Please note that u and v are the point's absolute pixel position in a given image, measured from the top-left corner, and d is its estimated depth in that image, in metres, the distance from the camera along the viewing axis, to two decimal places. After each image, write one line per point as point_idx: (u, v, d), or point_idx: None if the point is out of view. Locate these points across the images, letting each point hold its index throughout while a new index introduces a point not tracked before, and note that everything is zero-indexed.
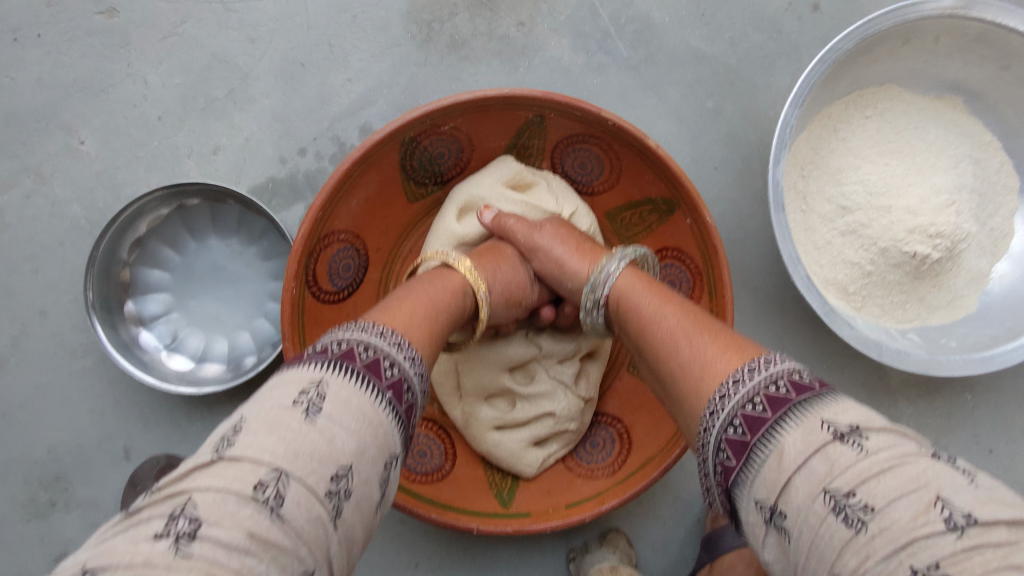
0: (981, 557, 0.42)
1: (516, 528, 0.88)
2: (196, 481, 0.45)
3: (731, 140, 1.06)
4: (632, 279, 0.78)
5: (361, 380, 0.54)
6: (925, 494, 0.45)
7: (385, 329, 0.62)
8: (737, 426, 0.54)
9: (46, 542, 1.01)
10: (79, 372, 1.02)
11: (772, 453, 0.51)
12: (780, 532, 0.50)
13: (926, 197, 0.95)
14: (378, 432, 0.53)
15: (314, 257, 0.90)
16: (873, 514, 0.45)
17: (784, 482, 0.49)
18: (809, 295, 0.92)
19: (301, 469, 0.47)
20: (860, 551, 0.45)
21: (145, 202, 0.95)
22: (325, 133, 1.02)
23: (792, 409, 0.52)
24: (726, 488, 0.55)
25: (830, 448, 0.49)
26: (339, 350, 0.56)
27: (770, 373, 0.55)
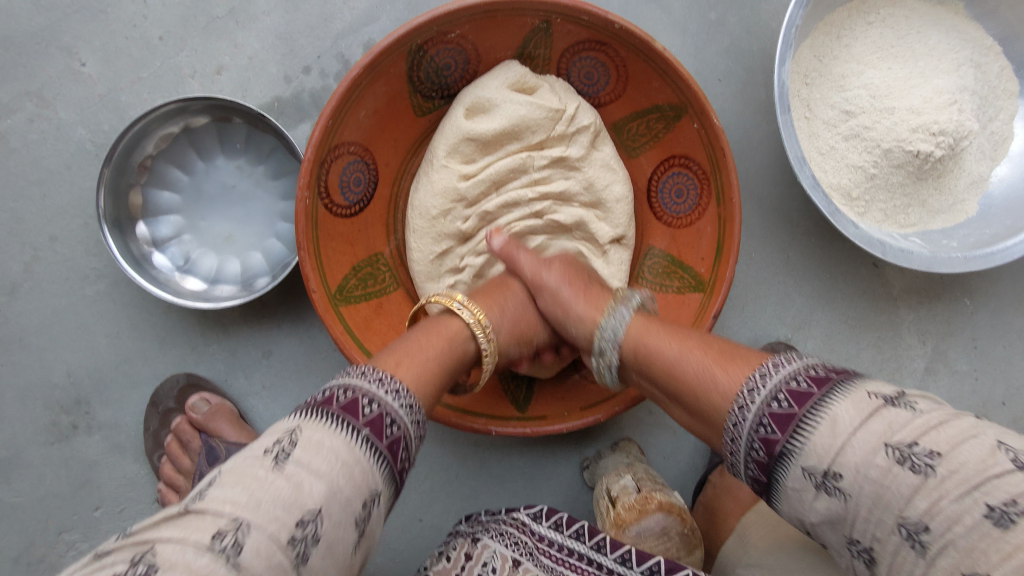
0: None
1: (531, 429, 0.91)
2: (160, 530, 0.48)
3: (734, 51, 1.06)
4: (645, 327, 0.78)
5: (338, 423, 0.57)
6: (984, 439, 0.49)
7: (385, 374, 0.64)
8: (781, 400, 0.57)
9: (71, 462, 1.03)
10: (92, 296, 1.03)
11: (823, 421, 0.54)
12: (832, 494, 0.53)
13: (929, 97, 0.96)
14: (351, 471, 0.55)
15: (326, 167, 0.90)
16: (941, 458, 0.49)
17: (839, 446, 0.52)
18: (814, 195, 0.93)
19: (262, 517, 0.49)
20: (932, 493, 0.48)
21: (151, 120, 0.94)
22: (329, 51, 1.02)
23: (837, 385, 0.55)
24: (764, 464, 0.58)
25: (883, 412, 0.53)
26: (319, 398, 0.59)
27: (787, 370, 0.59)
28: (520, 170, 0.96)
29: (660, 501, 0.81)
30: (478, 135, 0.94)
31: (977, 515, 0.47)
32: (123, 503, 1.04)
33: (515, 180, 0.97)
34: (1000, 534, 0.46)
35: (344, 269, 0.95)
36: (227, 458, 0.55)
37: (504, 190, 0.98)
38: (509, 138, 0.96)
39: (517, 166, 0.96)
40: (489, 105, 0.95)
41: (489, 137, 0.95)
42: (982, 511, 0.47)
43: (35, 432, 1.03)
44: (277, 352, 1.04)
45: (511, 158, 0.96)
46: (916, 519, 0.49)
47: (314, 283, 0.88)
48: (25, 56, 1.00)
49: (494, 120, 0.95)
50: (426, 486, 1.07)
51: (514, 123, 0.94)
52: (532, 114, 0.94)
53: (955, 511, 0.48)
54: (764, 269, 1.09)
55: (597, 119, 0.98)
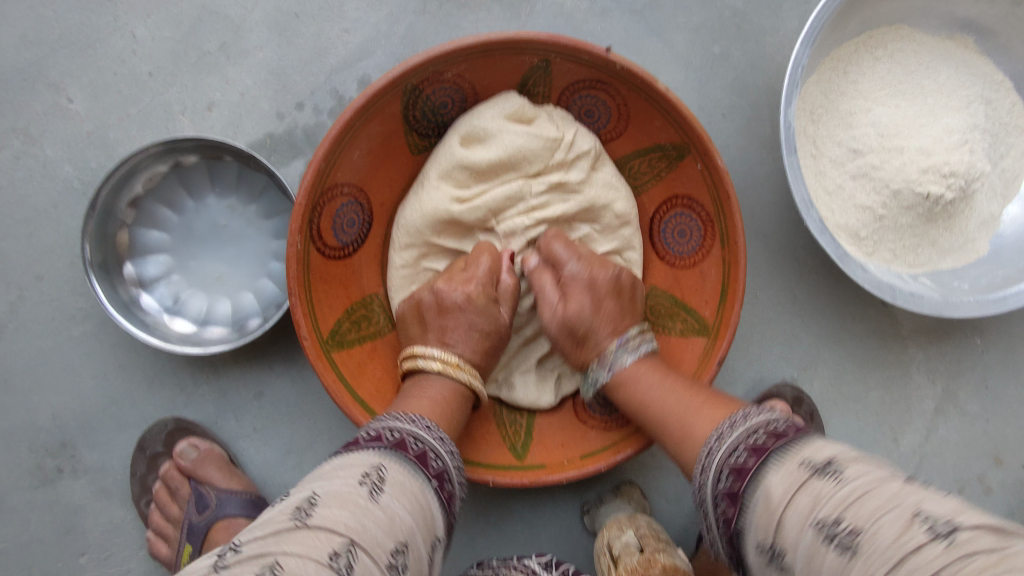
0: (977, 561, 0.43)
1: (531, 479, 0.87)
2: (279, 545, 0.48)
3: (738, 85, 1.04)
4: (638, 370, 0.84)
5: (410, 466, 0.61)
6: (904, 510, 0.48)
7: (417, 416, 0.70)
8: (725, 477, 0.59)
9: (57, 508, 1.00)
10: (79, 337, 1.00)
11: (760, 496, 0.55)
12: (782, 572, 0.53)
13: (938, 136, 0.94)
14: (425, 516, 0.58)
15: (318, 211, 0.88)
16: (862, 535, 0.48)
17: (776, 521, 0.53)
18: (821, 239, 0.91)
19: (367, 542, 0.50)
20: (858, 574, 0.47)
21: (139, 159, 0.91)
22: (323, 86, 0.99)
23: (772, 455, 0.57)
24: (729, 535, 0.59)
25: (810, 483, 0.53)
26: (392, 439, 0.63)
27: (749, 425, 0.62)
28: (516, 200, 0.94)
29: (664, 564, 0.76)
30: (473, 164, 0.92)
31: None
32: (109, 550, 1.01)
33: (512, 209, 0.95)
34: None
35: (337, 313, 0.92)
36: (313, 484, 0.56)
37: (501, 218, 0.96)
38: (504, 168, 0.94)
39: (513, 196, 0.94)
40: (484, 135, 0.92)
41: (484, 167, 0.92)
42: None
43: (20, 476, 1.00)
44: (269, 395, 1.01)
45: (507, 187, 0.94)
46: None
47: (306, 330, 0.85)
48: (12, 92, 0.98)
49: (490, 150, 0.92)
50: None
51: (510, 153, 0.92)
52: (529, 144, 0.92)
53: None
54: (770, 309, 1.06)
55: (596, 143, 0.96)
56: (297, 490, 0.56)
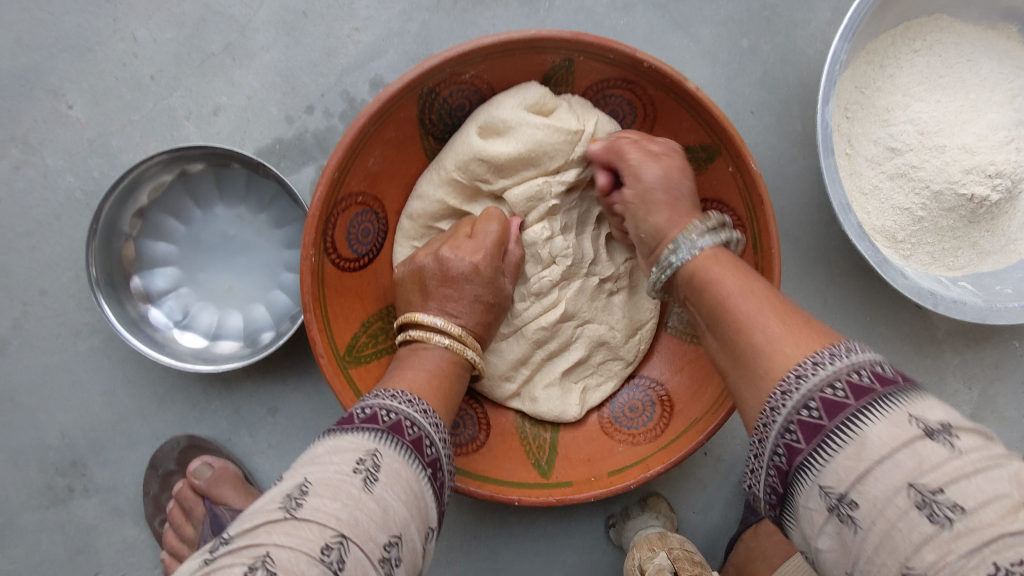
0: (979, 545, 0.39)
1: (558, 498, 0.84)
2: (270, 535, 0.44)
3: (768, 81, 0.99)
4: (699, 298, 0.70)
5: (407, 452, 0.55)
6: (1020, 500, 0.40)
7: (412, 396, 0.63)
8: (812, 408, 0.48)
9: (68, 528, 0.97)
10: (86, 353, 0.97)
11: (851, 443, 0.45)
12: (845, 522, 0.45)
13: (982, 134, 0.89)
14: (420, 503, 0.53)
15: (332, 222, 0.84)
16: (964, 513, 0.40)
17: (862, 471, 0.44)
18: (860, 244, 0.86)
19: (360, 535, 0.46)
20: (941, 546, 0.40)
21: (144, 169, 0.87)
22: (334, 88, 0.95)
23: (878, 400, 0.46)
24: (785, 471, 0.50)
25: (919, 444, 0.43)
26: (388, 422, 0.57)
27: (852, 361, 0.49)
28: (538, 200, 0.86)
29: None
30: (490, 158, 0.85)
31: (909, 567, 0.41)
32: (123, 569, 0.98)
33: (534, 212, 0.87)
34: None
35: (354, 328, 0.88)
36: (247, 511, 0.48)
37: (525, 223, 0.88)
38: (524, 164, 0.86)
39: (533, 196, 0.86)
40: (502, 129, 0.85)
41: (503, 161, 0.85)
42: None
43: (29, 496, 0.98)
44: (284, 409, 0.97)
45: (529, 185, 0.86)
46: (923, 570, 0.40)
47: (322, 348, 0.81)
48: (9, 99, 0.94)
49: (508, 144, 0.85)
50: (443, 547, 1.01)
51: (531, 149, 0.84)
52: (549, 139, 0.84)
53: (961, 570, 0.39)
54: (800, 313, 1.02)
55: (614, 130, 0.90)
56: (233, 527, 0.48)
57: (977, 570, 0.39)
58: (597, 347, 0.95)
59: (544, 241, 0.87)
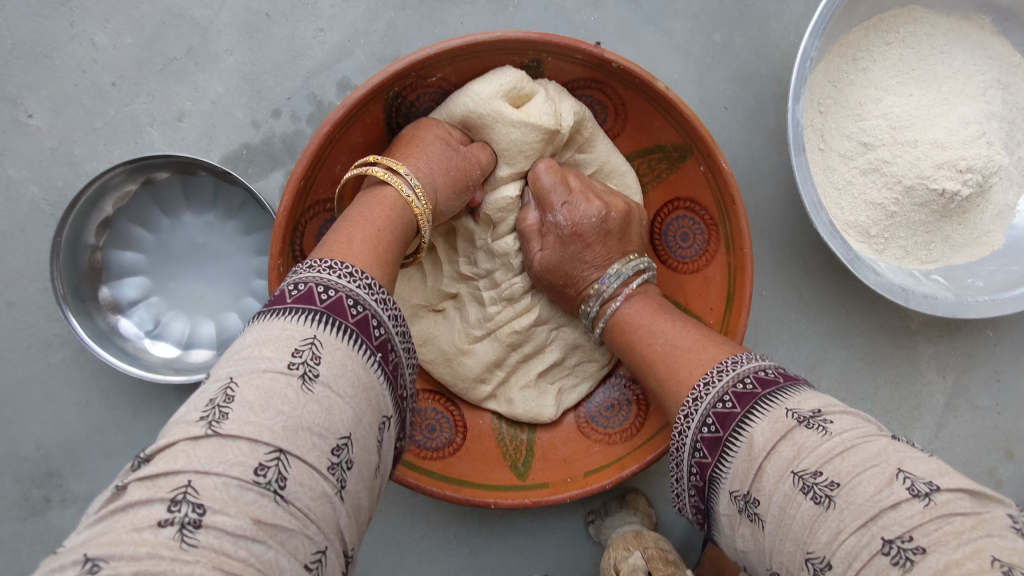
0: (950, 526, 0.42)
1: (534, 500, 0.84)
2: (191, 456, 0.40)
3: (741, 76, 0.98)
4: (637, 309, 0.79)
5: (352, 340, 0.50)
6: (886, 468, 0.45)
7: (353, 267, 0.56)
8: (709, 424, 0.55)
9: (47, 539, 0.97)
10: (58, 365, 0.96)
11: (743, 445, 0.52)
12: (754, 520, 0.50)
13: (954, 128, 0.89)
14: (369, 395, 0.50)
15: (300, 230, 0.83)
16: (840, 489, 0.45)
17: (755, 470, 0.50)
18: (832, 242, 0.86)
19: (301, 447, 0.43)
20: (831, 526, 0.45)
21: (107, 179, 0.85)
22: (300, 91, 0.93)
23: (759, 402, 0.53)
24: (702, 488, 0.56)
25: (795, 433, 0.49)
26: (326, 301, 0.51)
27: (737, 372, 0.56)
28: (507, 212, 0.87)
29: None
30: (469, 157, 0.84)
31: (874, 550, 0.43)
32: None
33: (505, 222, 0.88)
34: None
35: None
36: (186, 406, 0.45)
37: (497, 234, 0.89)
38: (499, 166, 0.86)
39: (504, 208, 0.87)
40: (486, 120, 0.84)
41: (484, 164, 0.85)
42: (879, 546, 0.43)
43: (7, 508, 0.97)
44: None
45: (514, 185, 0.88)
46: (820, 552, 0.45)
47: None
48: None
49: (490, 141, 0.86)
50: (424, 548, 1.02)
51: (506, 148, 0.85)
52: (525, 137, 0.84)
53: (854, 546, 0.44)
54: (775, 308, 1.02)
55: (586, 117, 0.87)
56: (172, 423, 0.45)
57: (947, 543, 0.41)
58: (573, 350, 0.95)
59: (516, 251, 0.88)
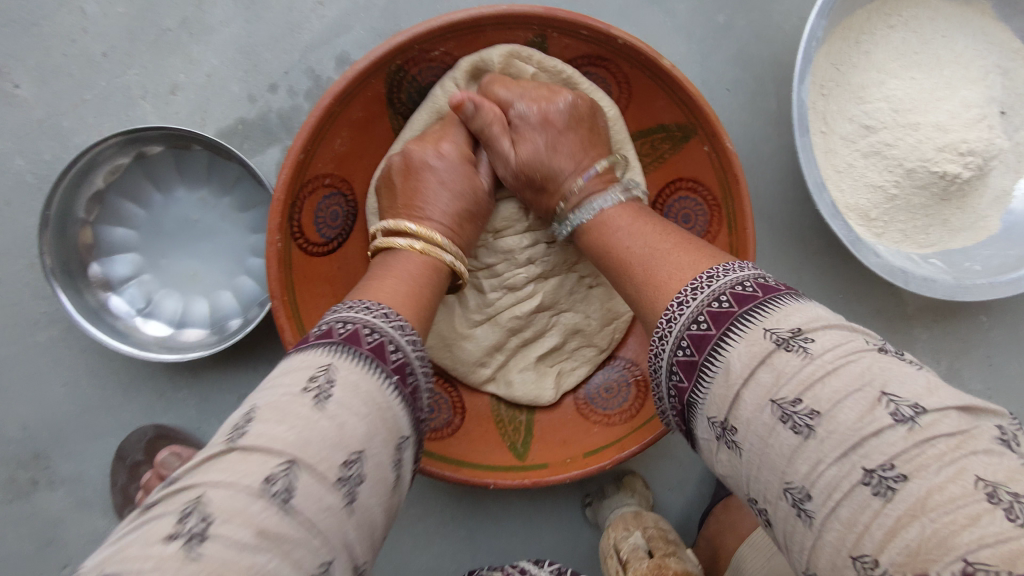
0: (933, 450, 0.41)
1: (533, 480, 0.83)
2: (209, 475, 0.44)
3: (744, 57, 0.97)
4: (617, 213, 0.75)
5: (367, 364, 0.53)
6: (869, 392, 0.44)
7: (387, 310, 0.62)
8: (685, 348, 0.54)
9: (33, 522, 0.95)
10: (45, 343, 0.93)
11: (720, 370, 0.51)
12: (731, 447, 0.50)
13: (956, 111, 0.89)
14: (384, 415, 0.52)
15: (299, 206, 0.81)
16: (820, 418, 0.45)
17: (732, 397, 0.49)
18: (833, 223, 0.86)
19: (310, 457, 0.45)
20: (810, 456, 0.45)
21: (98, 151, 0.83)
22: (298, 65, 0.91)
23: (735, 323, 0.51)
24: (681, 410, 0.56)
25: (776, 357, 0.48)
26: (343, 333, 0.56)
27: (737, 276, 0.55)
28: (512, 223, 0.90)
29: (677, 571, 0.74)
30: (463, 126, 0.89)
31: (855, 480, 0.43)
32: None
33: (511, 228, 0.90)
34: (881, 506, 0.41)
35: (324, 312, 0.86)
36: (254, 395, 0.50)
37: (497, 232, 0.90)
38: None
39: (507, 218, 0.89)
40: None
41: None
42: (860, 477, 0.42)
43: None
44: None
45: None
46: (800, 484, 0.45)
47: (291, 335, 0.78)
48: None
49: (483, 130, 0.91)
50: (421, 531, 1.01)
51: None
52: None
53: (834, 477, 0.43)
54: None
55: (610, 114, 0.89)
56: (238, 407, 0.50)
57: (928, 467, 0.41)
58: (573, 335, 0.96)
59: (519, 249, 0.90)
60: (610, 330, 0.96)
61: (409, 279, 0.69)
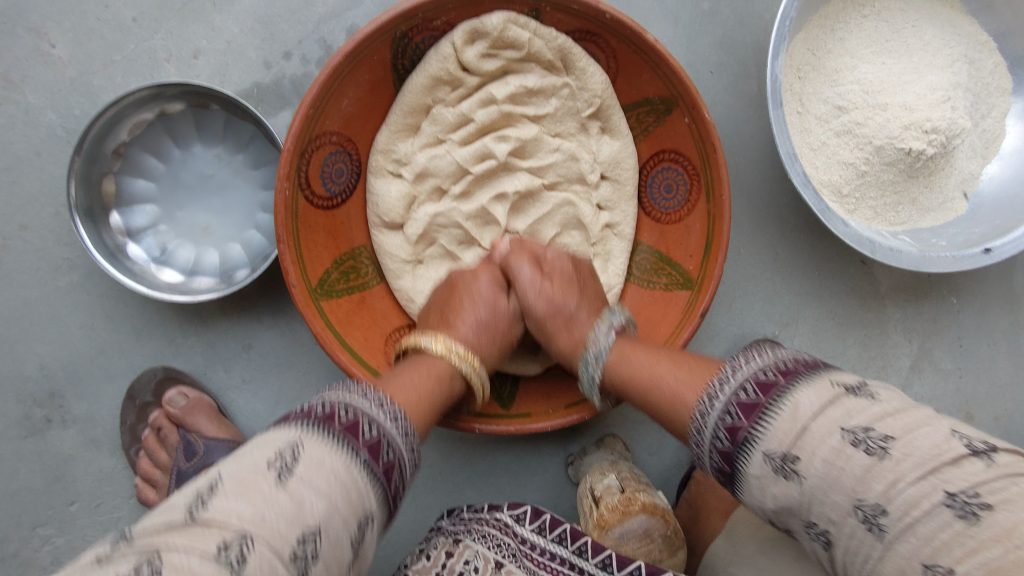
0: (1016, 483, 0.48)
1: (515, 426, 0.89)
2: (169, 537, 0.47)
3: (727, 42, 1.04)
4: (625, 354, 0.79)
5: (338, 441, 0.56)
6: (943, 428, 0.52)
7: (385, 399, 0.64)
8: (748, 390, 0.59)
9: (45, 457, 1.01)
10: (66, 287, 1.00)
11: (786, 407, 0.56)
12: (790, 478, 0.54)
13: (922, 93, 0.95)
14: (349, 494, 0.54)
15: (306, 159, 0.88)
16: (896, 442, 0.51)
17: (799, 430, 0.54)
18: (804, 192, 0.92)
19: (264, 533, 0.48)
20: (887, 475, 0.50)
21: (124, 105, 0.90)
22: (311, 36, 0.98)
23: (779, 391, 0.57)
24: (728, 452, 0.59)
25: (843, 400, 0.55)
26: (322, 412, 0.59)
27: (760, 363, 0.61)
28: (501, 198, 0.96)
29: (644, 503, 0.80)
30: (462, 80, 0.93)
31: (936, 501, 0.49)
32: (100, 497, 1.01)
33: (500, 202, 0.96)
34: (964, 527, 0.47)
35: (325, 261, 0.92)
36: (226, 461, 0.54)
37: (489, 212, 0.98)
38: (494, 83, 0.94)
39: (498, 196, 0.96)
40: (464, 69, 0.92)
41: (476, 84, 0.94)
42: (942, 499, 0.49)
43: (8, 426, 1.00)
44: (258, 345, 1.01)
45: (489, 108, 0.94)
46: (875, 500, 0.51)
47: (294, 278, 0.85)
48: None
49: (476, 91, 0.94)
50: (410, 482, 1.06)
51: (498, 75, 0.94)
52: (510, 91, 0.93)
53: (914, 496, 0.49)
54: (751, 266, 1.08)
55: (603, 88, 0.95)
56: (210, 470, 0.54)
57: (1014, 501, 0.47)
58: None
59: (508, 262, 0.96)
60: None
61: (418, 393, 0.72)
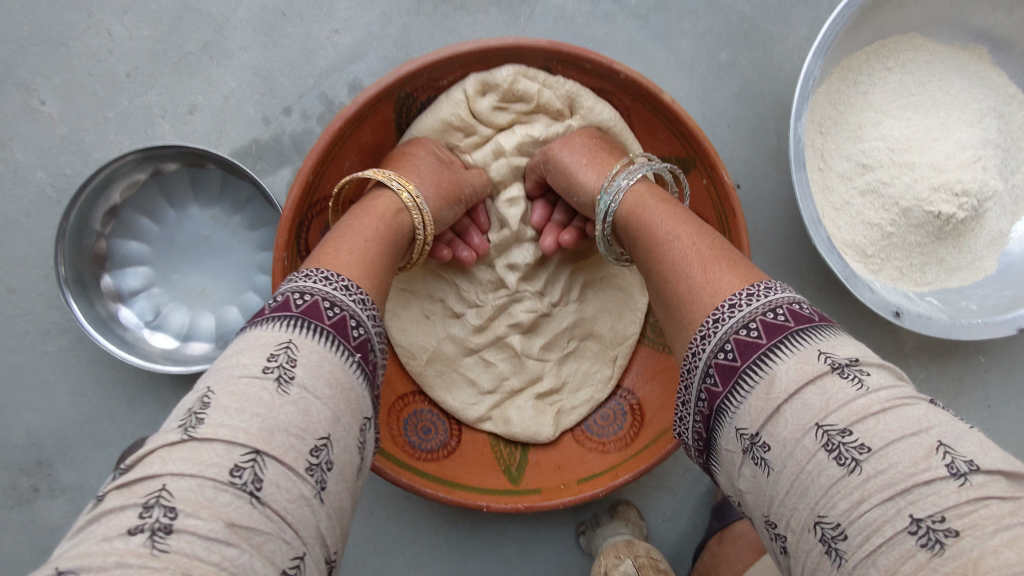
0: (987, 510, 0.39)
1: (527, 505, 0.84)
2: (167, 466, 0.41)
3: (744, 95, 1.00)
4: (642, 195, 0.74)
5: (327, 338, 0.50)
6: (925, 439, 0.42)
7: (332, 273, 0.58)
8: (727, 351, 0.50)
9: (32, 529, 0.96)
10: (55, 352, 0.96)
11: (761, 381, 0.48)
12: (759, 464, 0.47)
13: (951, 152, 0.91)
14: (348, 395, 0.49)
15: (305, 225, 0.83)
16: (870, 454, 0.42)
17: (772, 411, 0.46)
18: (829, 258, 0.87)
19: (276, 448, 0.43)
20: (852, 493, 0.42)
21: (116, 167, 0.86)
22: (312, 90, 0.95)
23: (788, 337, 0.48)
24: (707, 417, 0.52)
25: (827, 379, 0.46)
26: (301, 305, 0.52)
27: (769, 300, 0.51)
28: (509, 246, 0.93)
29: None
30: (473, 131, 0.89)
31: (900, 528, 0.40)
32: None
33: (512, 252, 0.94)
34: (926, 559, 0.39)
35: None
36: (207, 376, 0.47)
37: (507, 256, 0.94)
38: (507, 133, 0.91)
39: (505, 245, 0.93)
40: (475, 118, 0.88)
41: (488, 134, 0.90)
42: (906, 525, 0.40)
43: None
44: None
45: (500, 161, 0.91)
46: (835, 519, 0.42)
47: None
48: None
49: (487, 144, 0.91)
50: (414, 552, 1.01)
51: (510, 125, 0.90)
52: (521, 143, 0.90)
53: (876, 519, 0.41)
54: None
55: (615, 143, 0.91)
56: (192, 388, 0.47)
57: (984, 527, 0.39)
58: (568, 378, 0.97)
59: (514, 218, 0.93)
60: (607, 363, 0.98)
61: (363, 241, 0.67)
